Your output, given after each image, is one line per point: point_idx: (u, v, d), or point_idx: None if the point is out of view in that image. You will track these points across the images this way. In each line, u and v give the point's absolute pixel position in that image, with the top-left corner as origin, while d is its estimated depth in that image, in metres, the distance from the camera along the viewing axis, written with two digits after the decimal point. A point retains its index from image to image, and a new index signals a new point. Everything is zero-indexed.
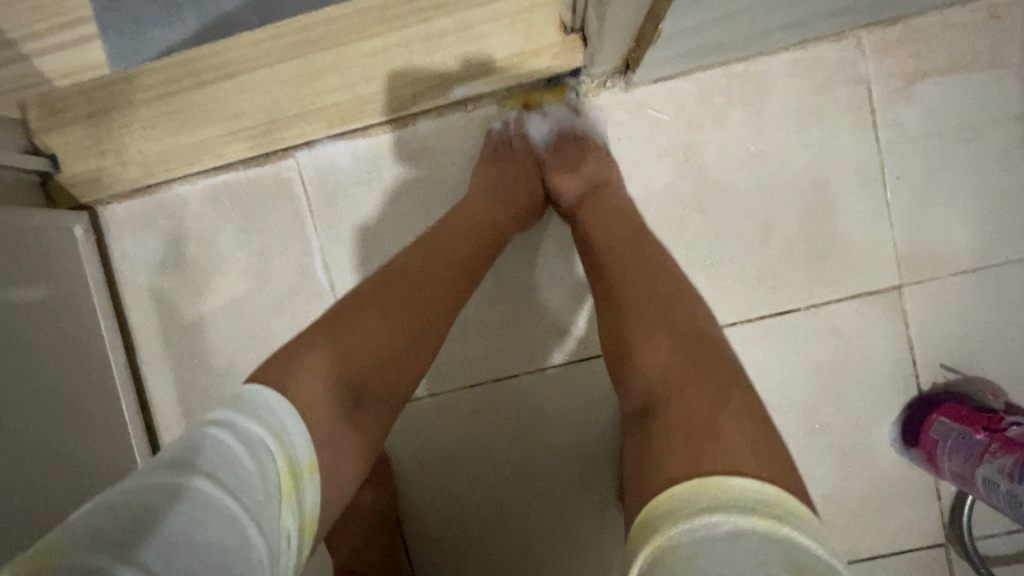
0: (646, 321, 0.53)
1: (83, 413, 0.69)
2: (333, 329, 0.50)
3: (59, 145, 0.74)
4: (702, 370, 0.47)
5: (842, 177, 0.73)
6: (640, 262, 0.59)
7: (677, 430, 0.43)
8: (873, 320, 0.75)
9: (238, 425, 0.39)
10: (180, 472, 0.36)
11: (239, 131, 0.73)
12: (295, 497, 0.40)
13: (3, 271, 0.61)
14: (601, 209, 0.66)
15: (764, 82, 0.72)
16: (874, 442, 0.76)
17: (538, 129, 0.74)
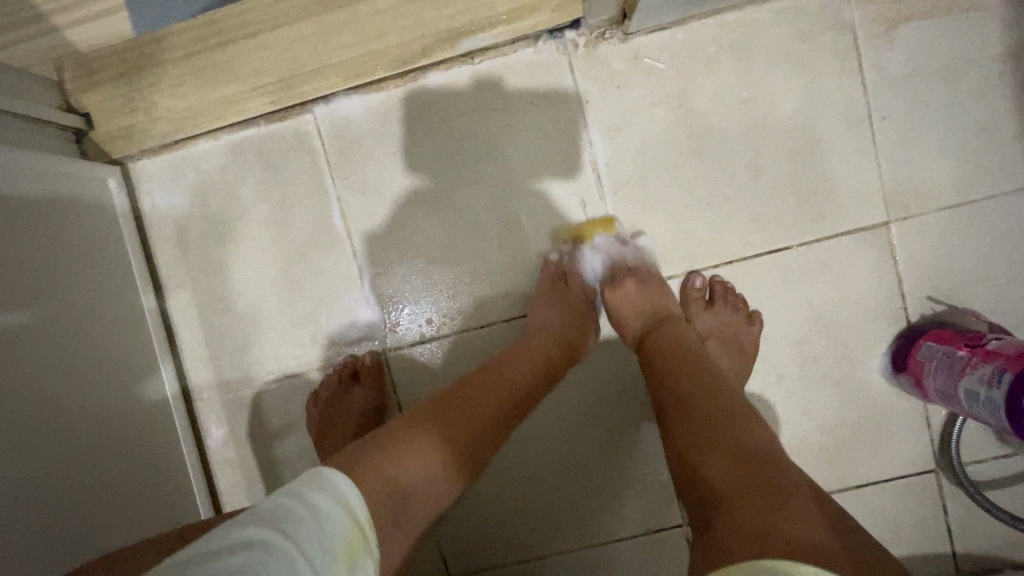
0: (696, 419, 0.58)
1: (117, 349, 0.74)
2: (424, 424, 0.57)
3: (92, 104, 0.79)
4: (754, 486, 0.50)
5: (830, 118, 0.77)
6: (697, 378, 0.62)
7: (739, 529, 0.47)
8: (861, 255, 0.79)
9: (309, 497, 0.45)
10: (263, 530, 0.42)
11: (261, 88, 0.78)
12: (357, 551, 0.45)
13: (44, 211, 0.66)
14: (661, 347, 0.69)
15: (754, 30, 0.76)
16: (866, 373, 0.80)
17: (592, 264, 0.81)
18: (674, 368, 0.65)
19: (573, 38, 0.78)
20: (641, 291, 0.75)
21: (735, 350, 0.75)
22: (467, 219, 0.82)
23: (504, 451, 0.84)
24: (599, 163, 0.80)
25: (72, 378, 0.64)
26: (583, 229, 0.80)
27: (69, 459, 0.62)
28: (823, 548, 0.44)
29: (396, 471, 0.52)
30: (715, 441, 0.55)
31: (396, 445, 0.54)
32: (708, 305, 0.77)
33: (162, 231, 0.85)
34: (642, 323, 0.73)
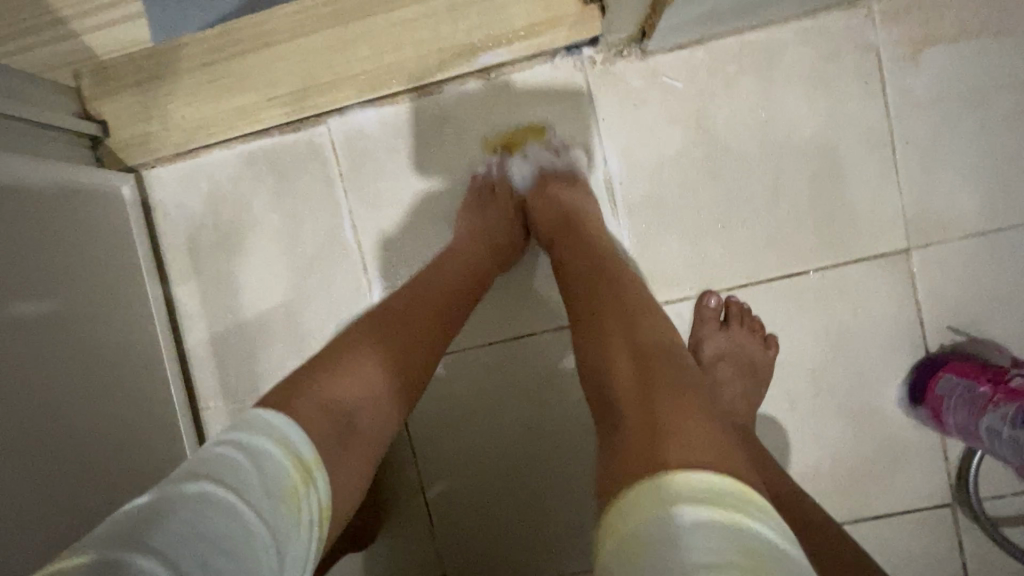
0: (621, 318, 0.56)
1: (129, 359, 0.74)
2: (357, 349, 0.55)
3: (109, 112, 0.80)
4: (664, 389, 0.47)
5: (852, 142, 0.75)
6: (612, 288, 0.61)
7: (655, 428, 0.44)
8: (881, 282, 0.77)
9: (246, 443, 0.43)
10: (196, 480, 0.39)
11: (276, 99, 0.77)
12: (304, 489, 0.43)
13: (60, 223, 0.66)
14: (576, 254, 0.67)
15: (775, 49, 0.75)
16: (882, 402, 0.78)
17: (521, 171, 0.79)
18: (587, 278, 0.63)
19: (590, 54, 0.77)
20: (565, 192, 0.75)
21: (747, 372, 0.73)
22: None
23: (505, 466, 0.86)
24: (614, 181, 0.78)
25: (86, 392, 0.65)
26: (511, 136, 0.79)
27: (79, 473, 0.62)
28: (719, 447, 0.42)
29: (326, 396, 0.50)
30: (636, 343, 0.53)
31: (328, 369, 0.52)
32: (723, 326, 0.75)
33: (173, 239, 0.85)
34: (559, 222, 0.72)
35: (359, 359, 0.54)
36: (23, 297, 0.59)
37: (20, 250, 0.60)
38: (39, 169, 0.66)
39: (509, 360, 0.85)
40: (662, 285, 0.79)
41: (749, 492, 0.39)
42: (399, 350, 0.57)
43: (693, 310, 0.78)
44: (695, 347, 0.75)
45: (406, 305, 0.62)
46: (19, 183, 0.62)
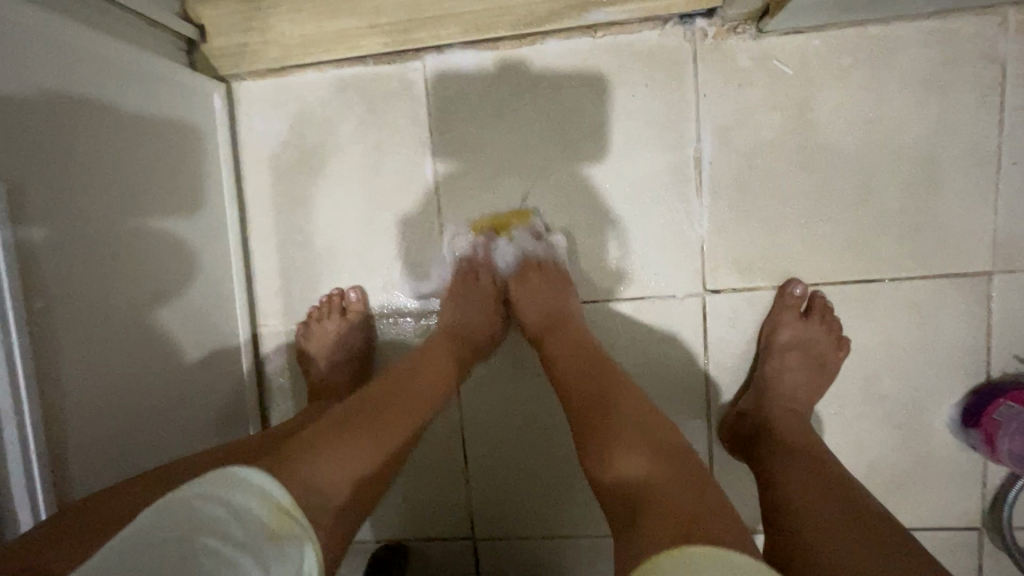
0: (602, 421, 0.60)
1: (192, 275, 0.74)
2: (331, 423, 0.57)
3: (209, 17, 0.78)
4: (671, 486, 0.52)
5: (956, 155, 0.73)
6: (601, 380, 0.65)
7: (653, 515, 0.50)
8: (955, 301, 0.76)
9: (218, 493, 0.43)
10: (174, 531, 0.39)
11: (378, 27, 0.76)
12: (289, 530, 0.44)
13: (141, 124, 0.66)
14: (564, 346, 0.72)
15: (896, 47, 0.72)
16: (932, 420, 0.79)
17: (504, 256, 0.83)
18: (581, 383, 0.66)
19: (703, 26, 0.75)
20: (545, 286, 0.78)
21: (814, 367, 0.77)
22: (470, 225, 0.83)
23: (537, 424, 0.88)
24: (704, 162, 0.77)
25: (144, 293, 0.65)
26: (499, 221, 0.82)
27: (135, 370, 0.64)
28: (729, 521, 0.49)
29: (311, 472, 0.51)
30: (630, 440, 0.57)
31: (322, 446, 0.53)
32: (803, 317, 0.77)
33: (254, 155, 0.85)
34: (541, 319, 0.76)
35: (351, 430, 0.56)
36: (96, 187, 0.59)
37: (96, 137, 0.60)
38: (135, 61, 0.65)
39: None
40: (731, 272, 0.79)
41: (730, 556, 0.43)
42: (391, 432, 0.60)
43: (774, 297, 0.79)
44: (770, 331, 0.78)
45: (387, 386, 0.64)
46: (109, 72, 0.62)
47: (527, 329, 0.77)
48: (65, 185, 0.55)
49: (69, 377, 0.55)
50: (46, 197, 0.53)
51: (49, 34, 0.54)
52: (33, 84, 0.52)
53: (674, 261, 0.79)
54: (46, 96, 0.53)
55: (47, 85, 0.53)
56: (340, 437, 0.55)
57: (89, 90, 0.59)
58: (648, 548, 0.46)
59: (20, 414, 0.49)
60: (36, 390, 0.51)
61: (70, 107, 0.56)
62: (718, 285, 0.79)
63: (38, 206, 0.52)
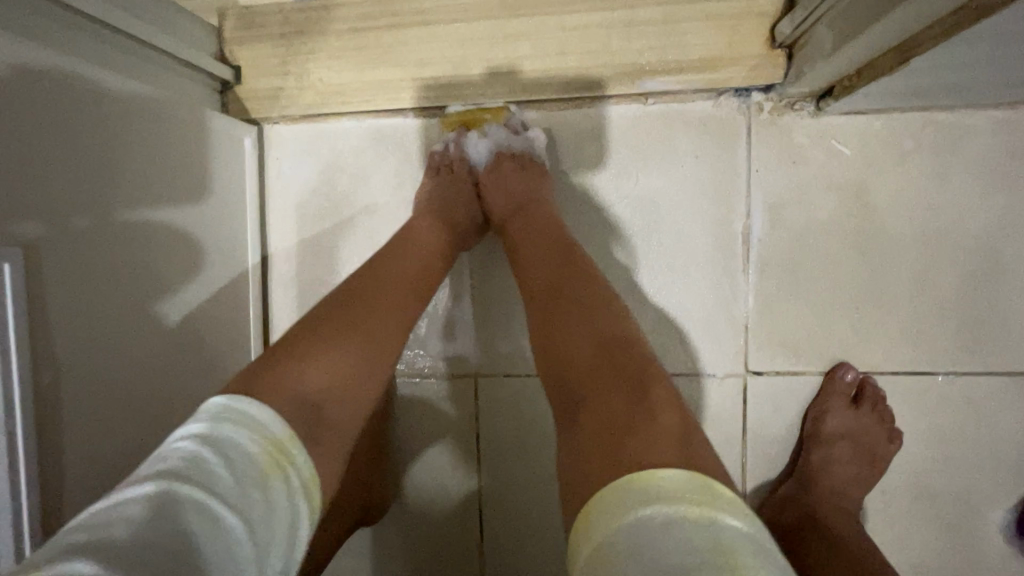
0: (562, 314, 0.57)
1: (210, 332, 0.70)
2: (290, 349, 0.52)
3: (247, 60, 0.76)
4: (621, 385, 0.49)
5: (1021, 248, 0.70)
6: (560, 278, 0.61)
7: (597, 423, 0.47)
8: (1013, 401, 0.72)
9: (209, 434, 0.42)
10: (159, 476, 0.38)
11: (422, 79, 0.74)
12: (281, 469, 0.43)
13: (173, 176, 0.63)
14: (532, 231, 0.67)
15: (960, 135, 0.70)
16: (984, 525, 0.74)
17: (478, 150, 0.76)
18: (552, 278, 0.61)
19: (759, 100, 0.72)
20: (517, 174, 0.72)
21: (862, 460, 0.72)
22: (443, 121, 0.76)
23: (559, 500, 0.83)
24: (752, 238, 0.74)
25: (158, 356, 0.61)
26: (472, 116, 0.74)
27: (143, 436, 0.59)
28: (675, 443, 0.43)
29: (290, 390, 0.49)
30: (585, 325, 0.55)
31: (296, 357, 0.52)
32: (853, 405, 0.73)
33: (282, 200, 0.82)
34: (511, 209, 0.71)
35: (325, 336, 0.54)
36: (120, 248, 0.55)
37: (126, 195, 0.56)
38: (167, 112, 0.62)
39: None
40: (774, 353, 0.75)
41: (724, 488, 0.41)
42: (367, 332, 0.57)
43: (822, 381, 0.74)
44: (817, 418, 0.74)
45: (356, 292, 0.60)
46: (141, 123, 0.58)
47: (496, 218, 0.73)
48: (88, 250, 0.52)
49: (75, 453, 0.51)
50: (68, 265, 0.49)
51: (83, 86, 0.51)
52: (58, 146, 0.48)
53: (716, 335, 0.75)
54: (73, 156, 0.50)
55: (74, 144, 0.50)
56: (304, 361, 0.52)
57: (118, 144, 0.55)
58: (601, 466, 0.43)
59: (18, 501, 0.45)
60: (38, 473, 0.47)
61: (98, 164, 0.53)
62: (761, 366, 0.75)
63: (59, 274, 0.49)
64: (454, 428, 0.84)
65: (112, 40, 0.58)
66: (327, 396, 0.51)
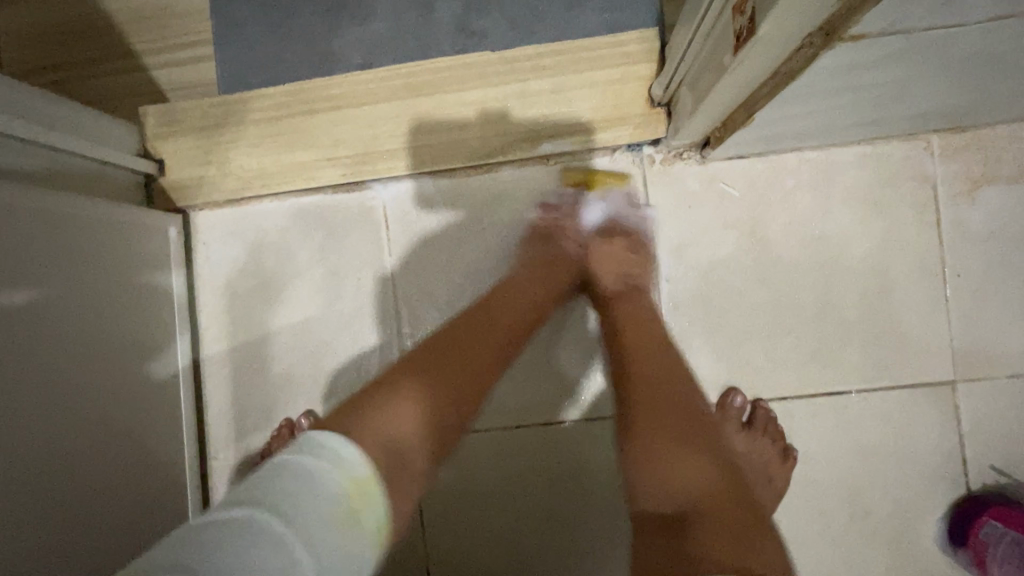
0: (666, 429, 0.59)
1: (135, 419, 0.71)
2: (394, 388, 0.53)
3: (168, 152, 0.80)
4: (733, 507, 0.52)
5: (904, 267, 0.75)
6: (671, 394, 0.63)
7: (709, 527, 0.50)
8: (924, 411, 0.75)
9: (319, 467, 0.43)
10: (244, 504, 0.40)
11: (337, 158, 0.78)
12: (361, 505, 0.44)
13: (93, 270, 0.66)
14: (626, 315, 0.70)
15: (832, 170, 0.76)
16: (919, 538, 0.75)
17: (594, 214, 0.77)
18: (661, 397, 0.62)
19: (651, 153, 0.78)
20: (628, 255, 0.74)
21: (763, 480, 0.73)
22: (562, 177, 0.79)
23: (509, 559, 0.80)
24: (662, 279, 0.78)
25: (77, 450, 0.61)
26: (591, 177, 0.77)
27: (66, 531, 0.59)
28: (733, 545, 0.49)
29: (383, 436, 0.49)
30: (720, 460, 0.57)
31: (381, 402, 0.52)
32: (746, 426, 0.75)
33: (211, 283, 0.84)
34: (619, 283, 0.73)
35: (406, 369, 0.56)
36: (42, 345, 0.57)
37: (44, 292, 0.58)
38: (73, 205, 0.63)
39: (540, 429, 0.81)
40: None
41: None
42: (446, 386, 0.56)
43: (714, 407, 0.77)
44: None
45: (468, 335, 0.62)
46: (54, 223, 0.61)
47: (602, 291, 0.73)
48: (12, 351, 0.54)
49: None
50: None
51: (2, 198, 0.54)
52: None
53: None
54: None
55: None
56: (405, 410, 0.52)
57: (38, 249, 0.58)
58: (706, 553, 0.48)
59: None
60: None
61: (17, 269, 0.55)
62: None
63: None
64: None
65: (7, 145, 0.60)
66: (417, 446, 0.51)
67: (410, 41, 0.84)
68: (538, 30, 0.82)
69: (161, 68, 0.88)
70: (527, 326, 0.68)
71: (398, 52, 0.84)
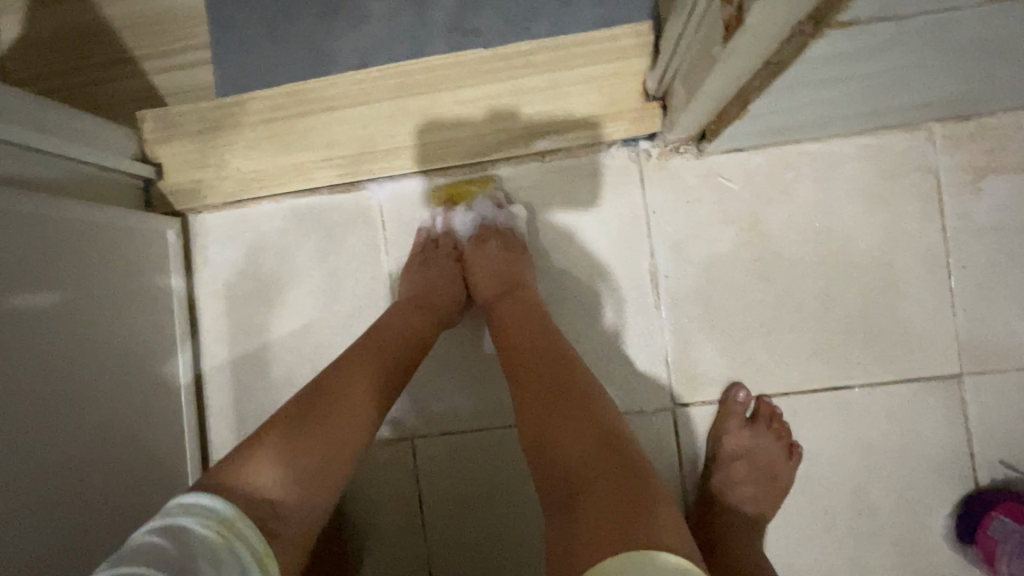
0: (541, 403, 0.56)
1: (138, 421, 0.71)
2: (273, 424, 0.54)
3: (166, 156, 0.80)
4: (618, 475, 0.48)
5: (907, 259, 0.74)
6: (560, 362, 0.60)
7: (598, 502, 0.46)
8: (930, 406, 0.74)
9: (170, 523, 0.45)
10: (123, 568, 0.42)
11: (332, 159, 0.78)
12: (233, 540, 0.46)
13: (93, 275, 0.66)
14: (514, 310, 0.68)
15: (831, 162, 0.75)
16: (927, 534, 0.74)
17: (462, 222, 0.79)
18: (538, 371, 0.59)
19: (648, 147, 0.77)
20: (501, 255, 0.75)
21: (764, 477, 0.73)
22: (427, 196, 0.81)
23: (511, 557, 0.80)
24: (660, 276, 0.77)
25: (79, 453, 0.62)
26: (460, 189, 0.79)
27: (67, 533, 0.60)
28: (626, 516, 0.44)
29: (243, 486, 0.49)
30: (574, 425, 0.52)
31: (253, 444, 0.52)
32: (750, 423, 0.74)
33: (211, 286, 0.85)
34: (501, 285, 0.73)
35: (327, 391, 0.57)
36: (42, 350, 0.58)
37: (45, 298, 0.59)
38: (72, 209, 0.64)
39: None
40: (700, 384, 0.76)
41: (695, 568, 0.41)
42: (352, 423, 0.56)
43: (718, 404, 0.76)
44: (717, 438, 0.74)
45: (356, 351, 0.64)
46: (54, 229, 0.61)
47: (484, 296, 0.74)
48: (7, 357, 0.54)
49: None
50: None
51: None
52: None
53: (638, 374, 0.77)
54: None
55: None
56: (293, 457, 0.52)
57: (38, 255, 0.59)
58: (598, 531, 0.44)
59: None
60: None
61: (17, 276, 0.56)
62: (688, 398, 0.77)
63: None
64: (394, 493, 0.82)
65: (4, 150, 0.61)
66: (295, 491, 0.51)
67: (406, 40, 0.84)
68: (533, 25, 0.81)
69: (159, 72, 0.89)
70: (416, 344, 0.68)
71: (393, 51, 0.84)
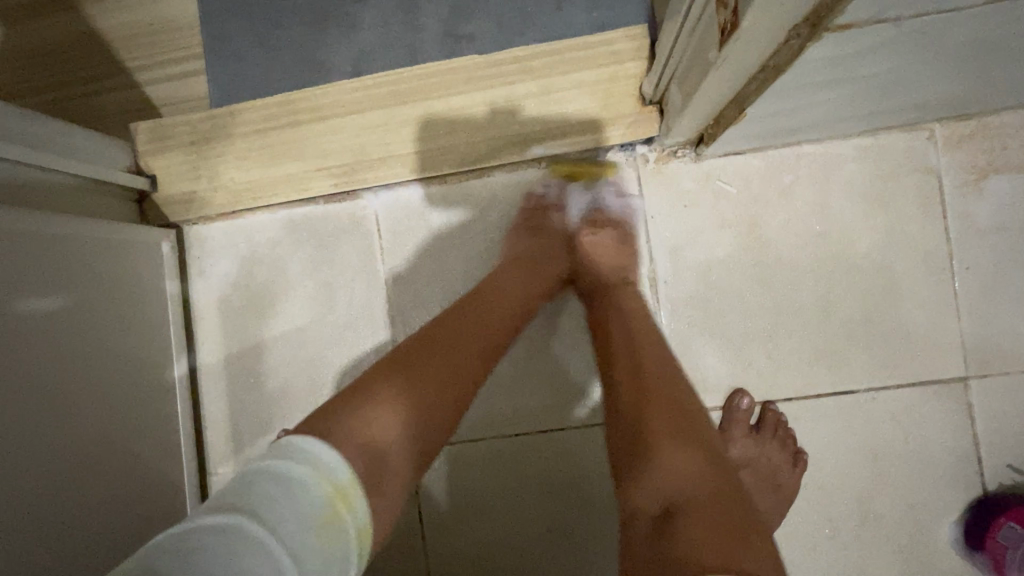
0: (661, 412, 0.55)
1: (134, 436, 0.71)
2: (393, 380, 0.53)
3: (159, 168, 0.80)
4: (716, 501, 0.46)
5: (909, 261, 0.73)
6: (667, 368, 0.59)
7: (693, 523, 0.45)
8: (934, 410, 0.73)
9: (288, 470, 0.42)
10: (227, 511, 0.39)
11: (326, 169, 0.77)
12: (347, 511, 0.43)
13: (88, 289, 0.65)
14: (627, 305, 0.67)
15: (831, 165, 0.74)
16: (933, 541, 0.72)
17: (578, 203, 0.76)
18: (646, 371, 0.59)
19: (644, 152, 0.77)
20: (619, 246, 0.72)
21: (768, 486, 0.71)
22: (549, 169, 0.78)
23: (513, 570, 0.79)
24: (659, 281, 0.76)
25: (76, 470, 0.61)
26: (578, 168, 0.77)
27: (66, 550, 0.59)
28: (724, 544, 0.43)
29: (359, 438, 0.47)
30: (683, 440, 0.52)
31: (382, 395, 0.51)
32: (754, 431, 0.73)
33: (206, 298, 0.84)
34: (610, 274, 0.70)
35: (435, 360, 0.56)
36: (36, 367, 0.57)
37: (40, 315, 0.58)
38: (66, 223, 0.63)
39: (539, 435, 0.80)
40: (701, 391, 0.75)
41: None
42: (431, 399, 0.54)
43: (722, 412, 0.75)
44: None
45: (452, 321, 0.61)
46: (48, 244, 0.61)
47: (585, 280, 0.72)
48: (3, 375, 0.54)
49: None
50: None
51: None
52: None
53: None
54: None
55: None
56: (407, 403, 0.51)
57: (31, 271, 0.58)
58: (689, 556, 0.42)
59: None
60: None
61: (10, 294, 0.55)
62: None
63: None
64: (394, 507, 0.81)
65: None
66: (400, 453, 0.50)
67: (399, 47, 0.83)
68: (526, 31, 0.81)
69: (152, 83, 0.88)
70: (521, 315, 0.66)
71: (386, 59, 0.83)
